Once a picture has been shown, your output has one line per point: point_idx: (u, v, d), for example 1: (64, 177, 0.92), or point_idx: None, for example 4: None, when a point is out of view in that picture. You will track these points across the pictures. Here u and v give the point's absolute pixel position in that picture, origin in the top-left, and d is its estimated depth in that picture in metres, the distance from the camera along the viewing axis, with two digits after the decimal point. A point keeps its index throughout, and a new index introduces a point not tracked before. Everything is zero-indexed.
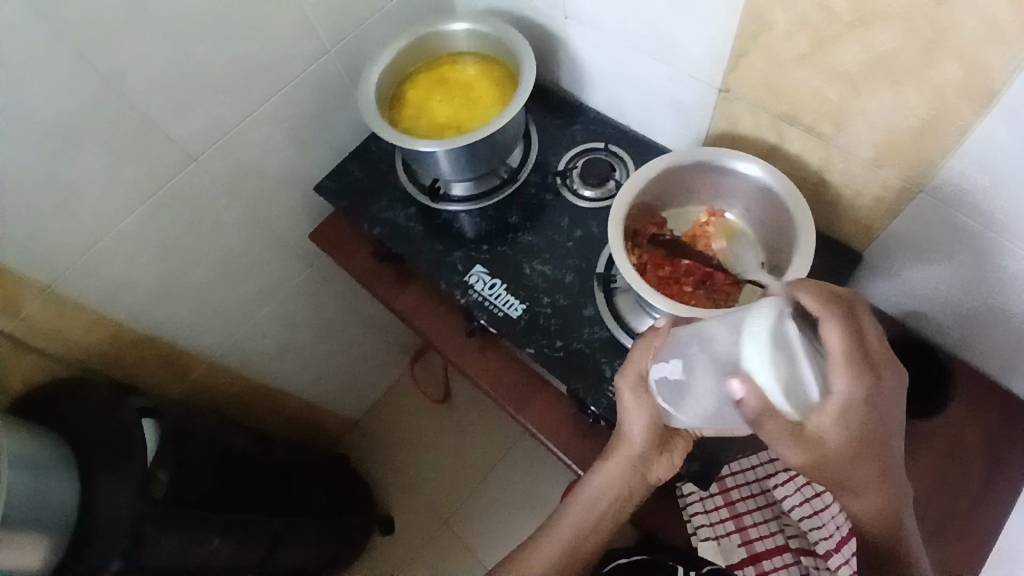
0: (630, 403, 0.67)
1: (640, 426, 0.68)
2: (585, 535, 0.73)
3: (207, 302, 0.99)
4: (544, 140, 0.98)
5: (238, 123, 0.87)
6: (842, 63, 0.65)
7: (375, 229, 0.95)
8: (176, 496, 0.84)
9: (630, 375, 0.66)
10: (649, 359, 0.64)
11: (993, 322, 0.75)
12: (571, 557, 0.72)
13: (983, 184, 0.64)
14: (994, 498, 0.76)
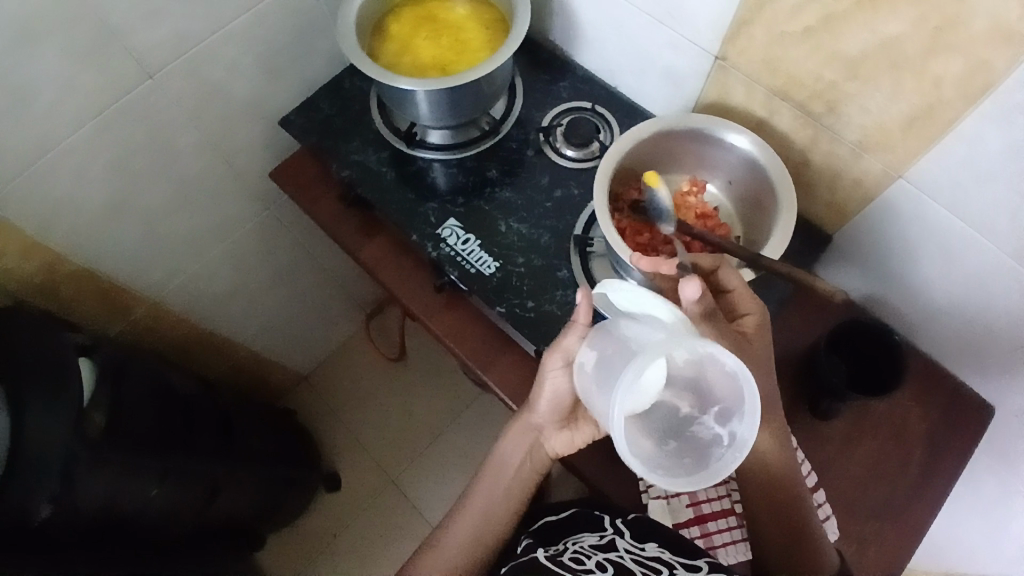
0: (546, 376, 0.65)
1: (552, 400, 0.66)
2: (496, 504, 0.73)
3: (153, 237, 0.92)
4: (528, 94, 0.94)
5: (201, 41, 0.80)
6: (844, 42, 0.65)
7: (344, 172, 0.89)
8: (112, 438, 0.79)
9: (557, 351, 0.62)
10: (575, 343, 0.61)
11: (950, 310, 0.79)
12: (487, 526, 0.72)
13: (964, 176, 0.66)
14: (931, 481, 0.80)
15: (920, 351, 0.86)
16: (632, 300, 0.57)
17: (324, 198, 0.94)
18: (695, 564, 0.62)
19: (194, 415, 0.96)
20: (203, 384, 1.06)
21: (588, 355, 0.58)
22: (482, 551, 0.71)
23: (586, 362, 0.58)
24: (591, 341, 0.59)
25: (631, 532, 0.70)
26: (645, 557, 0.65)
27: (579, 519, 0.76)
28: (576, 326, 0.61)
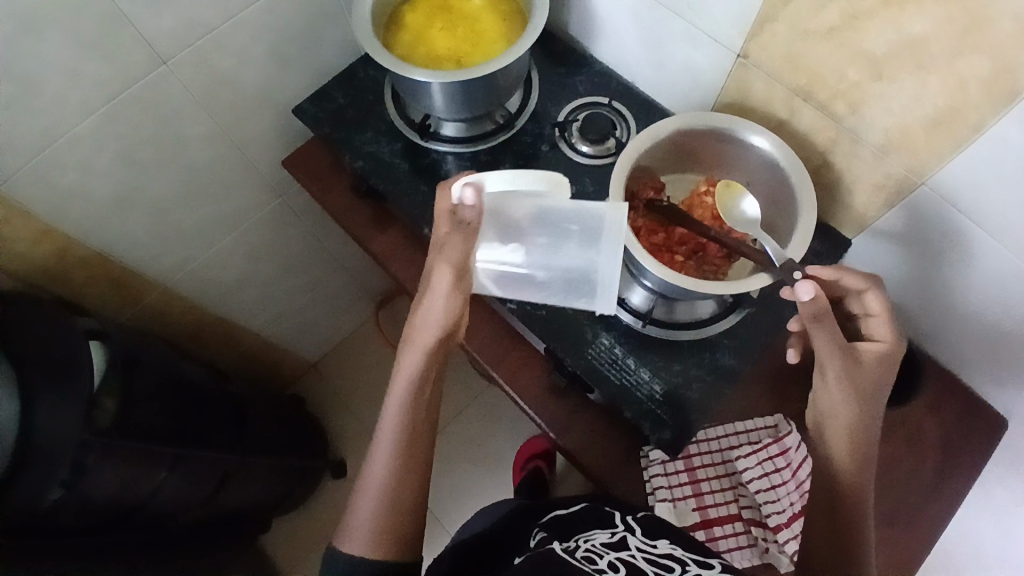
0: (443, 288, 0.63)
1: (449, 306, 0.64)
2: (416, 413, 0.63)
3: (165, 223, 0.92)
4: (544, 87, 0.93)
5: (213, 27, 0.79)
6: (868, 42, 0.63)
7: (357, 162, 0.88)
8: (120, 425, 0.80)
9: (450, 263, 0.63)
10: (465, 248, 0.63)
11: (970, 320, 0.77)
12: (411, 442, 0.62)
13: (989, 183, 0.64)
14: (943, 491, 0.79)
15: (936, 359, 0.84)
16: (499, 182, 0.61)
17: (337, 189, 0.93)
18: (710, 562, 0.58)
19: (204, 402, 0.97)
20: (212, 370, 1.07)
21: (502, 248, 0.67)
22: (411, 478, 0.61)
23: (503, 254, 0.68)
24: (496, 233, 0.66)
25: (642, 530, 0.64)
26: (656, 554, 0.59)
27: (587, 514, 0.69)
28: (469, 229, 0.62)
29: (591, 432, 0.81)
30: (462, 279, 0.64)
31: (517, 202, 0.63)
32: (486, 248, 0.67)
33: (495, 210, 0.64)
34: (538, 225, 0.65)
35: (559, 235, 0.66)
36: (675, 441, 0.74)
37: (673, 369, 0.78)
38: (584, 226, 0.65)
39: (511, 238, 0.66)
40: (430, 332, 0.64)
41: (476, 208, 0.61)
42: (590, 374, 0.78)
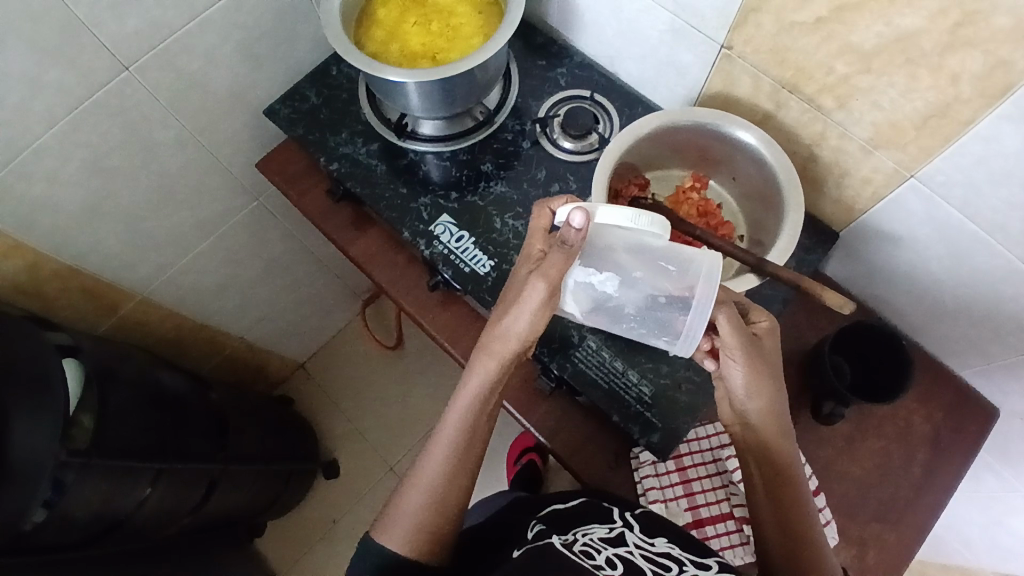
0: (528, 301, 0.57)
1: (533, 322, 0.58)
2: (478, 424, 0.61)
3: (139, 231, 0.90)
4: (524, 82, 0.90)
5: (181, 28, 0.76)
6: (858, 35, 0.61)
7: (332, 165, 0.86)
8: (99, 445, 0.78)
9: (545, 278, 0.55)
10: (563, 270, 0.55)
11: (960, 313, 0.76)
12: (464, 451, 0.61)
13: (980, 179, 0.63)
14: (934, 483, 0.79)
15: (925, 351, 0.84)
16: (615, 218, 0.56)
17: (314, 192, 0.90)
18: (706, 562, 0.56)
19: (186, 411, 0.95)
20: (194, 378, 1.05)
21: (595, 275, 0.58)
22: (463, 481, 0.61)
23: (593, 281, 0.59)
24: (592, 261, 0.58)
25: (640, 526, 0.62)
26: (655, 554, 0.57)
27: (585, 509, 0.65)
28: (570, 249, 0.55)
29: (580, 435, 0.80)
30: (555, 296, 0.57)
31: (626, 238, 0.58)
32: (579, 272, 0.58)
33: (597, 240, 0.58)
34: (641, 262, 0.58)
35: (658, 276, 0.58)
36: (664, 443, 0.74)
37: (662, 371, 0.76)
38: (686, 271, 0.58)
39: (607, 268, 0.58)
40: (508, 346, 0.59)
41: (582, 230, 0.53)
42: (578, 380, 0.76)
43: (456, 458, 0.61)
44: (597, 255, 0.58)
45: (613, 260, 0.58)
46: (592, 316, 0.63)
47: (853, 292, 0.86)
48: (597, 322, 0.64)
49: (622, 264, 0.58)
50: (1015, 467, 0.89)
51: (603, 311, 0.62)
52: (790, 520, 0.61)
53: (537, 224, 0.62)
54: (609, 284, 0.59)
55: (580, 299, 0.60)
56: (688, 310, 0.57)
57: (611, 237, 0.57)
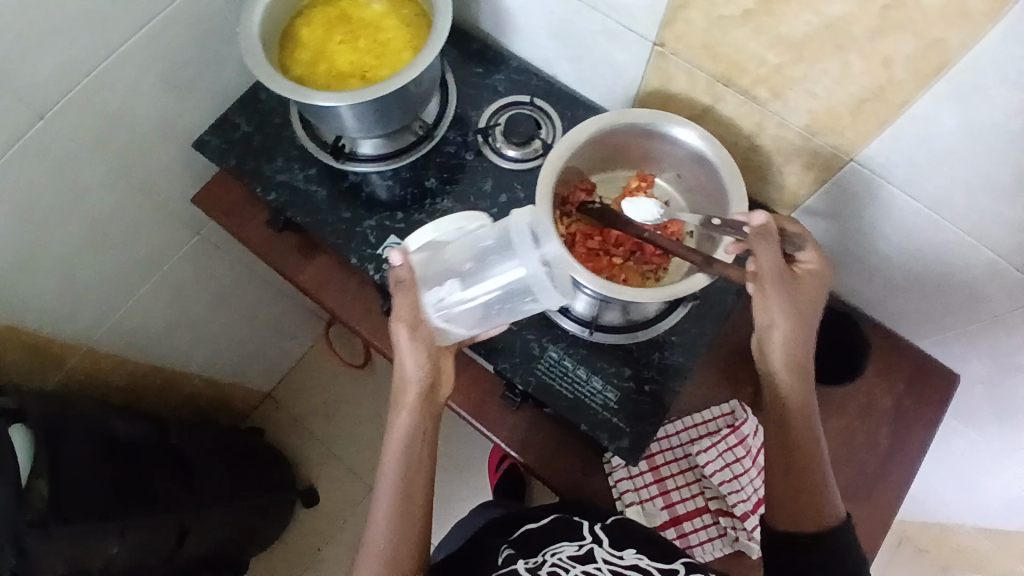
0: (405, 347, 0.61)
1: (419, 364, 0.61)
2: (412, 478, 0.63)
3: (77, 281, 0.86)
4: (462, 91, 0.88)
5: (96, 69, 0.72)
6: (787, 26, 0.61)
7: (270, 195, 0.83)
8: (55, 506, 0.76)
9: (402, 320, 0.60)
10: (410, 305, 0.60)
11: (910, 287, 0.77)
12: (406, 510, 0.62)
13: (918, 158, 0.63)
14: (899, 454, 0.81)
15: (881, 325, 0.85)
16: (422, 237, 0.62)
17: (255, 222, 0.87)
18: (674, 569, 0.57)
19: (144, 458, 0.92)
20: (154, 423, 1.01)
21: (440, 290, 0.61)
22: (414, 528, 0.62)
23: (445, 297, 0.60)
24: (431, 280, 0.61)
25: (609, 538, 0.62)
26: (623, 568, 0.57)
27: (554, 526, 0.66)
28: (408, 284, 0.59)
29: (550, 446, 0.79)
30: (420, 331, 0.60)
31: (447, 245, 0.62)
32: (427, 297, 0.60)
33: (424, 263, 0.61)
34: (468, 254, 0.61)
35: (486, 254, 0.60)
36: (634, 447, 0.74)
37: (625, 374, 0.76)
38: (504, 233, 0.59)
39: (446, 277, 0.61)
40: (409, 394, 0.63)
41: (407, 263, 0.59)
42: (542, 392, 0.76)
43: (399, 519, 0.62)
44: (434, 274, 0.61)
45: (445, 274, 0.61)
46: (483, 327, 0.63)
47: None
48: (494, 328, 0.64)
49: (454, 271, 0.61)
50: (976, 427, 0.91)
51: (484, 317, 0.62)
52: (798, 460, 0.66)
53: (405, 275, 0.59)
54: (459, 292, 0.61)
55: (452, 318, 0.62)
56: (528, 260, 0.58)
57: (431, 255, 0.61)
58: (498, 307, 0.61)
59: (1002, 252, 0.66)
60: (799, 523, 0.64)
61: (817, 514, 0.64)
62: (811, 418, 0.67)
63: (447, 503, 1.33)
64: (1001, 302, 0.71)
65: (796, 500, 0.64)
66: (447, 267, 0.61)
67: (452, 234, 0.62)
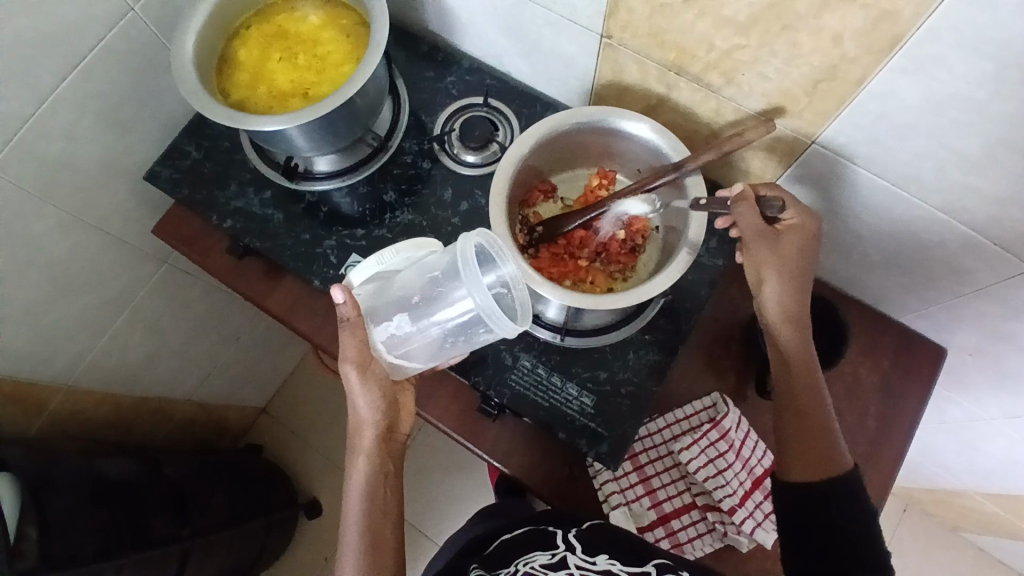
0: (357, 388, 0.62)
1: (373, 404, 0.63)
2: (378, 518, 0.63)
3: (45, 326, 0.85)
4: (414, 98, 0.85)
5: (30, 114, 0.70)
6: (730, 8, 0.57)
7: (226, 223, 0.81)
8: (49, 557, 0.76)
9: (351, 361, 0.61)
10: (358, 342, 0.61)
11: (887, 265, 0.75)
12: (376, 552, 0.61)
13: (881, 135, 0.60)
14: (889, 432, 0.79)
15: (862, 302, 0.83)
16: (368, 272, 0.63)
17: (215, 251, 0.86)
18: (645, 570, 0.56)
19: (140, 495, 0.93)
20: (144, 456, 1.01)
21: (391, 324, 0.64)
22: (387, 564, 0.62)
23: (397, 331, 0.64)
24: (382, 314, 0.64)
25: (582, 545, 0.61)
26: (594, 572, 0.56)
27: (530, 539, 0.65)
28: (353, 323, 0.60)
29: (532, 455, 0.78)
30: (370, 370, 0.62)
31: (397, 276, 0.64)
32: (377, 333, 0.63)
33: (376, 297, 0.64)
34: (417, 286, 0.63)
35: (434, 285, 0.62)
36: (613, 452, 0.72)
37: (601, 378, 0.75)
38: (447, 266, 0.61)
39: (396, 310, 0.64)
40: (366, 435, 0.65)
41: (349, 302, 0.59)
42: (517, 403, 0.74)
43: (370, 561, 0.61)
44: (385, 310, 0.64)
45: (396, 307, 0.64)
46: (442, 356, 0.66)
47: None
48: (453, 357, 0.67)
49: (405, 305, 0.63)
50: (967, 394, 0.90)
51: (440, 348, 0.65)
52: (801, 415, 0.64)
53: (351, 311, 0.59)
54: (410, 325, 0.64)
55: (407, 350, 0.65)
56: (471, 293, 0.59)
57: (381, 289, 0.64)
58: (452, 337, 0.64)
59: (975, 226, 0.63)
60: (812, 469, 0.61)
61: (829, 460, 0.61)
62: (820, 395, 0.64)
63: (450, 503, 1.34)
64: (981, 275, 0.68)
65: (800, 451, 0.62)
66: (397, 301, 0.64)
67: (400, 265, 0.64)
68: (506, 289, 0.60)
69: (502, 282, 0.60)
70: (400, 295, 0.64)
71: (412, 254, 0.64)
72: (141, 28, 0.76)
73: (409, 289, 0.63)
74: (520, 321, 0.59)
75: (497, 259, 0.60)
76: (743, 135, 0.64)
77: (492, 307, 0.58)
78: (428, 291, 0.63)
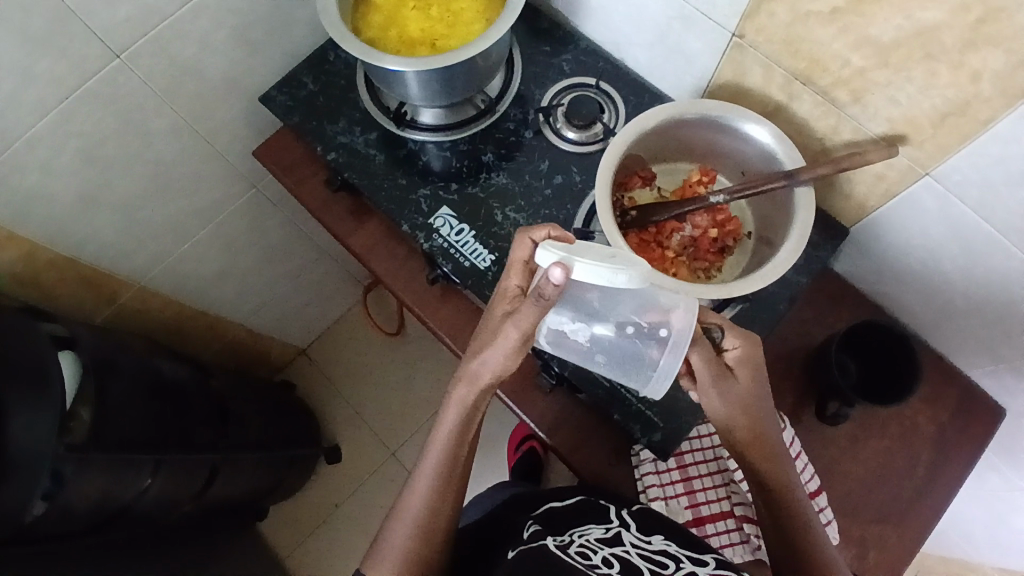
0: (504, 345, 0.58)
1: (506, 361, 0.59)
2: (459, 451, 0.64)
3: (136, 221, 0.88)
4: (527, 69, 0.87)
5: (174, 15, 0.73)
6: (875, 27, 0.58)
7: (330, 155, 0.84)
8: (97, 438, 0.78)
9: (518, 325, 0.56)
10: (539, 317, 0.55)
11: (968, 313, 0.75)
12: (446, 483, 0.63)
13: (996, 180, 0.61)
14: (937, 482, 0.79)
15: (932, 348, 0.83)
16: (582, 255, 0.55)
17: (311, 180, 0.88)
18: (703, 557, 0.56)
19: (187, 402, 0.95)
20: (196, 367, 1.04)
21: (568, 323, 0.60)
22: (452, 497, 0.64)
23: (566, 328, 0.60)
24: (566, 308, 0.59)
25: (637, 524, 0.62)
26: (651, 551, 0.57)
27: (580, 509, 0.65)
28: (547, 303, 0.53)
29: (582, 433, 0.79)
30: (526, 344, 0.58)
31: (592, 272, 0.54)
32: (553, 319, 0.60)
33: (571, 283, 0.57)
34: (615, 314, 0.59)
35: (629, 324, 0.59)
36: (665, 443, 0.74)
37: None
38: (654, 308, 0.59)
39: (580, 315, 0.60)
40: (482, 381, 0.61)
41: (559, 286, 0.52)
42: (579, 376, 0.75)
43: (436, 492, 0.63)
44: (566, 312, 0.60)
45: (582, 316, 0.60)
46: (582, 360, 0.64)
47: (862, 289, 0.84)
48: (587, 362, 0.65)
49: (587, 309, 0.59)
50: (1016, 462, 0.89)
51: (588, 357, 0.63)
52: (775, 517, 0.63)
53: (517, 254, 0.59)
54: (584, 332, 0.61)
55: (561, 341, 0.62)
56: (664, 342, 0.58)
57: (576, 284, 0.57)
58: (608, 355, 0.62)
59: None
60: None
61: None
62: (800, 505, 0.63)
63: None
64: None
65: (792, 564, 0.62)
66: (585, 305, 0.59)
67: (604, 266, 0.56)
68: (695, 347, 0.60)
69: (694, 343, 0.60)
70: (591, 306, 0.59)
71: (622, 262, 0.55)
72: None
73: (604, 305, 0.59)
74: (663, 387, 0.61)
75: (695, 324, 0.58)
76: (862, 156, 0.65)
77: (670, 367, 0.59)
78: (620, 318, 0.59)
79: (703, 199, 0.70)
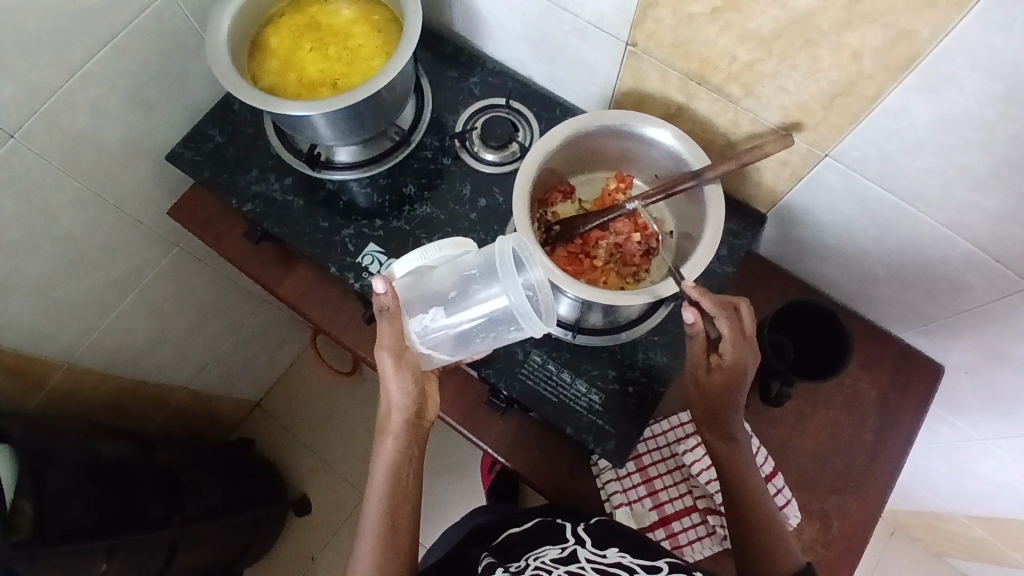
0: (391, 374, 0.64)
1: (404, 390, 0.65)
2: (400, 496, 0.65)
3: (54, 301, 0.85)
4: (438, 96, 0.87)
5: (62, 88, 0.70)
6: (754, 22, 0.60)
7: (245, 207, 0.82)
8: (41, 532, 0.74)
9: (386, 348, 0.63)
10: (394, 329, 0.63)
11: (890, 280, 0.78)
12: (393, 534, 0.63)
13: (890, 151, 0.63)
14: (887, 445, 0.81)
15: (864, 317, 0.86)
16: (409, 263, 0.64)
17: (233, 234, 0.87)
18: (657, 564, 0.56)
19: (134, 477, 0.91)
20: (139, 440, 1.00)
21: (425, 317, 0.66)
22: (403, 545, 0.63)
23: (429, 322, 0.67)
24: (417, 306, 0.66)
25: (592, 539, 0.62)
26: (606, 565, 0.56)
27: (538, 532, 0.65)
28: (392, 312, 0.62)
29: (537, 451, 0.79)
30: (405, 358, 0.64)
31: (432, 272, 0.66)
32: (412, 324, 0.66)
33: (413, 287, 0.66)
34: (452, 281, 0.66)
35: (467, 282, 0.65)
36: (619, 450, 0.73)
37: (610, 376, 0.76)
38: (483, 264, 0.64)
39: (432, 303, 0.66)
40: (395, 419, 0.66)
41: (390, 293, 0.61)
42: (527, 396, 0.75)
43: (386, 542, 0.63)
44: (427, 313, 0.66)
45: (435, 305, 0.66)
46: (467, 350, 0.69)
47: (790, 269, 0.87)
48: (477, 351, 0.70)
49: (439, 298, 0.66)
50: (960, 413, 0.92)
51: (468, 343, 0.68)
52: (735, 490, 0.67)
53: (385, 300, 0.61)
54: (449, 324, 0.67)
55: (437, 341, 0.68)
56: (503, 290, 0.63)
57: (417, 278, 0.66)
58: (483, 334, 0.67)
59: (978, 242, 0.65)
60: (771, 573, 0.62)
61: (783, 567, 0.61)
62: (759, 494, 0.66)
63: (443, 506, 1.33)
64: (980, 293, 0.71)
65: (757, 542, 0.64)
66: (438, 296, 0.66)
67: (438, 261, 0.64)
68: (535, 293, 0.62)
69: (532, 286, 0.63)
70: (437, 293, 0.66)
71: (450, 253, 0.64)
72: (176, 12, 0.77)
73: (448, 286, 0.66)
74: (548, 321, 0.62)
75: (528, 263, 0.62)
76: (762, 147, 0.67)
77: (524, 306, 0.61)
78: (460, 288, 0.65)
79: (620, 207, 0.71)
